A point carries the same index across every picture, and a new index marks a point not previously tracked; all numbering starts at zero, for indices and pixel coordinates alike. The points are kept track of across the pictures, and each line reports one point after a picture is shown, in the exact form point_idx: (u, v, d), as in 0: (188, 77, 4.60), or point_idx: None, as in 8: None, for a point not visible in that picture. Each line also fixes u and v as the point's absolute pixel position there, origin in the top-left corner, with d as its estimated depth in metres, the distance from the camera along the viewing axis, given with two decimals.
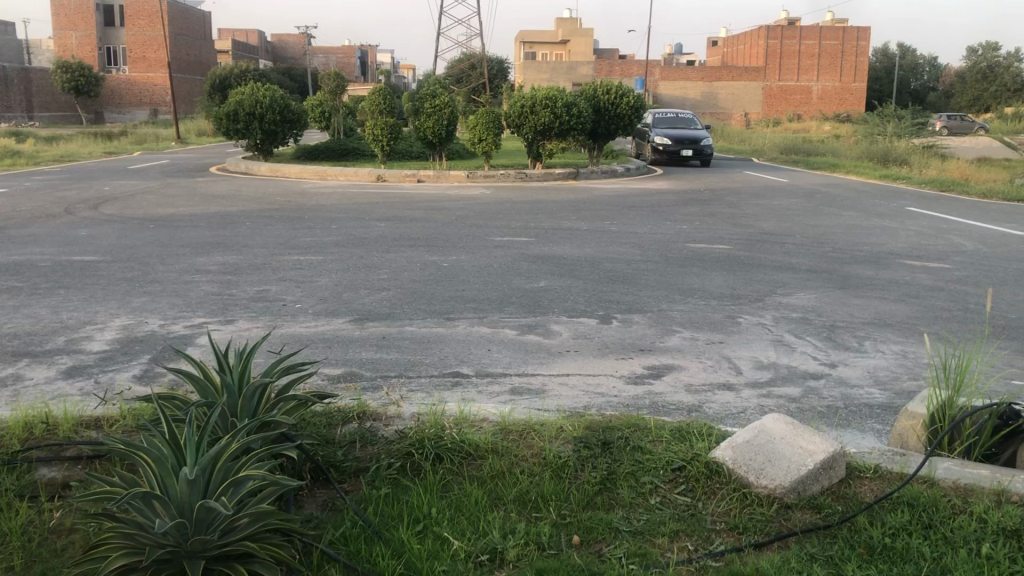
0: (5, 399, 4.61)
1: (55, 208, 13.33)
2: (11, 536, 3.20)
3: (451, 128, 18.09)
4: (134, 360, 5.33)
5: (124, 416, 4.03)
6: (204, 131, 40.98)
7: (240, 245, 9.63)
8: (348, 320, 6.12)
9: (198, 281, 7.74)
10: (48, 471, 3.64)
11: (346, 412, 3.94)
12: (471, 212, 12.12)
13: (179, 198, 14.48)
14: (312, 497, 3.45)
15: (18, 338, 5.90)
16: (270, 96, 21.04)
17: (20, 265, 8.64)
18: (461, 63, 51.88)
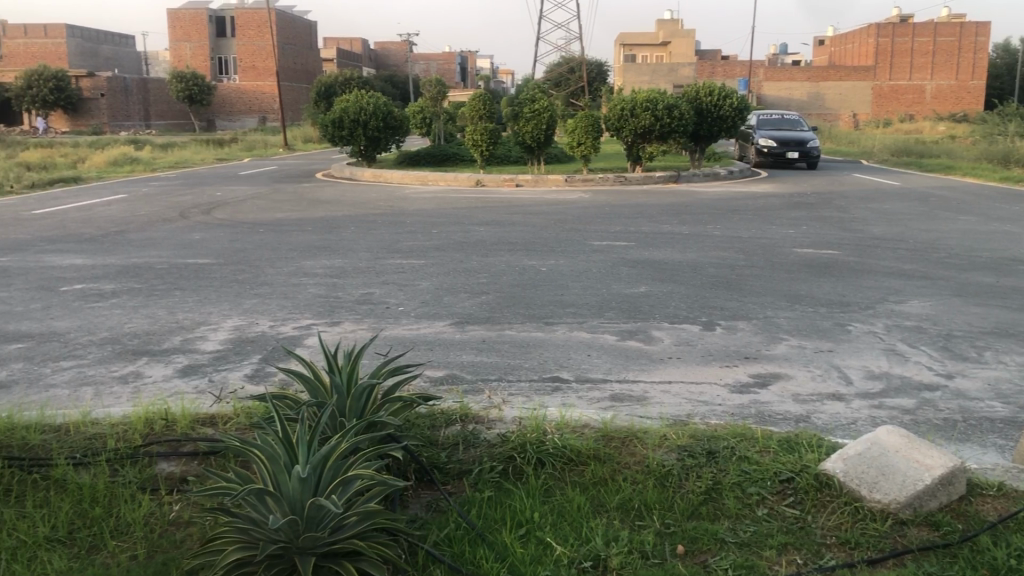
0: (126, 396, 4.84)
1: (172, 213, 13.94)
2: (135, 527, 3.37)
3: (550, 133, 18.13)
4: (246, 359, 5.53)
5: (237, 414, 4.17)
6: (309, 138, 42.21)
7: (345, 249, 9.88)
8: (450, 323, 6.20)
9: (306, 283, 7.97)
10: (166, 466, 3.79)
11: (449, 415, 3.99)
12: (571, 217, 12.12)
13: (287, 203, 14.94)
14: (417, 497, 3.51)
15: (139, 337, 6.21)
16: (374, 103, 21.51)
17: (139, 268, 9.06)
18: (559, 66, 51.97)
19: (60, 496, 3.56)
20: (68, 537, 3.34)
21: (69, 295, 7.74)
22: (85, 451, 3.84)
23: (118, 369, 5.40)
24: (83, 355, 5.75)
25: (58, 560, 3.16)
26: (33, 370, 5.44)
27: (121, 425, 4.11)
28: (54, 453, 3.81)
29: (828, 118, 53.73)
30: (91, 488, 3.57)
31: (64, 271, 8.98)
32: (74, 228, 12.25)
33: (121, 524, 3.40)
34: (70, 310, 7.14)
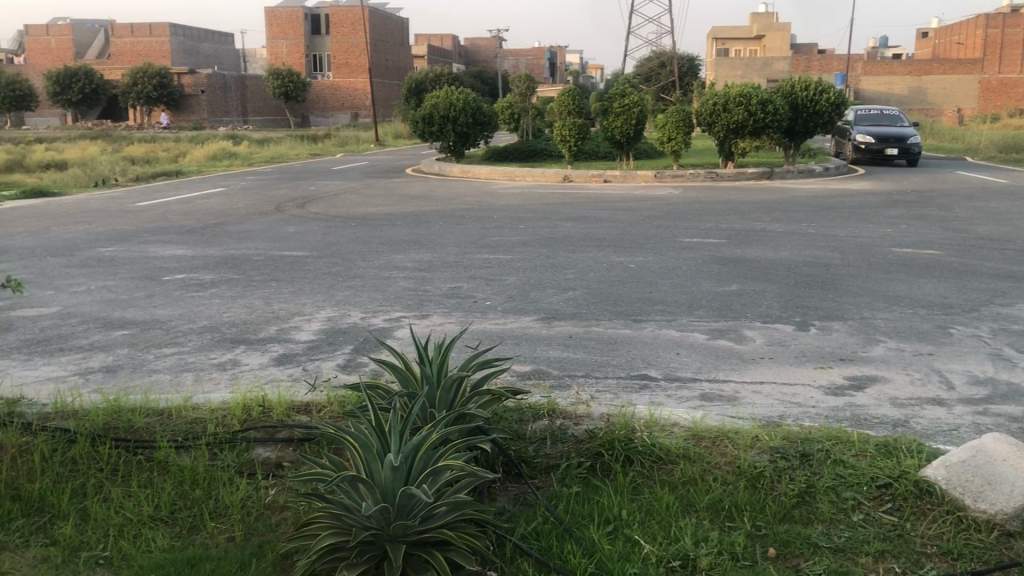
0: (225, 382, 5.02)
1: (268, 206, 14.34)
2: (233, 509, 3.49)
3: (640, 128, 17.96)
4: (338, 349, 5.66)
5: (332, 402, 4.27)
6: (400, 134, 42.83)
7: (434, 243, 9.99)
8: (537, 319, 6.21)
9: (395, 276, 8.09)
10: (263, 451, 3.90)
11: (537, 409, 3.99)
12: (661, 213, 12.00)
13: (377, 198, 15.21)
14: (504, 490, 3.53)
15: (236, 326, 6.41)
16: (464, 99, 21.71)
17: (236, 259, 9.36)
18: (649, 61, 51.50)
19: (164, 476, 3.70)
20: (171, 516, 3.49)
21: (171, 284, 8.04)
22: (186, 435, 3.98)
23: (217, 356, 5.59)
24: (185, 342, 5.97)
25: (162, 539, 3.30)
26: (138, 356, 5.67)
27: (220, 410, 4.26)
28: (157, 436, 3.95)
29: (930, 113, 51.26)
30: (192, 470, 3.70)
31: (166, 261, 9.33)
32: (176, 221, 12.72)
33: (220, 506, 3.52)
34: (172, 299, 7.42)
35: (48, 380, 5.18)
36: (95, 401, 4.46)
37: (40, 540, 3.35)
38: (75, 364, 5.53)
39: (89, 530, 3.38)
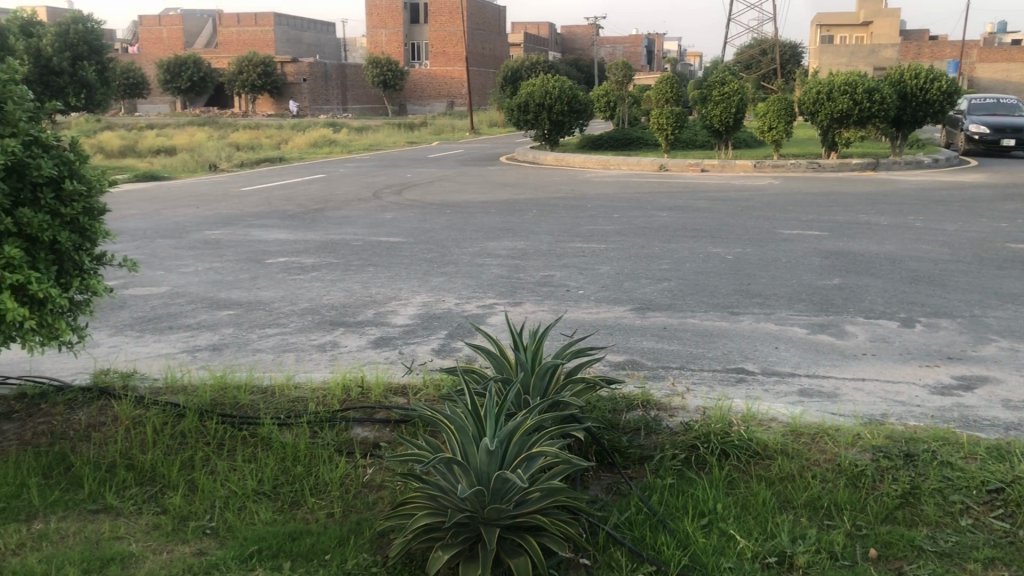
0: (325, 363, 5.16)
1: (366, 192, 14.63)
2: (331, 486, 3.59)
3: (739, 116, 17.60)
4: (433, 334, 5.75)
5: (427, 385, 4.36)
6: (494, 122, 43.01)
7: (528, 232, 10.03)
8: (631, 309, 6.18)
9: (490, 264, 8.16)
10: (361, 431, 3.99)
11: (630, 400, 3.97)
12: (760, 204, 11.74)
13: (473, 185, 15.34)
14: (597, 480, 3.54)
15: (335, 308, 6.58)
16: (560, 87, 21.68)
17: (336, 244, 9.58)
18: (750, 49, 50.24)
19: (266, 452, 3.82)
20: (273, 491, 3.61)
21: (274, 267, 8.28)
22: (288, 412, 4.11)
23: (317, 338, 5.75)
24: (287, 323, 6.16)
25: (265, 512, 3.42)
26: (243, 335, 5.89)
27: (320, 390, 4.38)
28: (261, 413, 4.09)
29: None
30: (293, 446, 3.81)
31: (269, 245, 9.62)
32: (278, 206, 13.08)
33: (320, 482, 3.63)
34: (275, 281, 7.64)
35: (159, 356, 5.42)
36: (203, 378, 4.65)
37: (151, 508, 3.51)
38: (184, 341, 5.77)
39: (197, 500, 3.53)
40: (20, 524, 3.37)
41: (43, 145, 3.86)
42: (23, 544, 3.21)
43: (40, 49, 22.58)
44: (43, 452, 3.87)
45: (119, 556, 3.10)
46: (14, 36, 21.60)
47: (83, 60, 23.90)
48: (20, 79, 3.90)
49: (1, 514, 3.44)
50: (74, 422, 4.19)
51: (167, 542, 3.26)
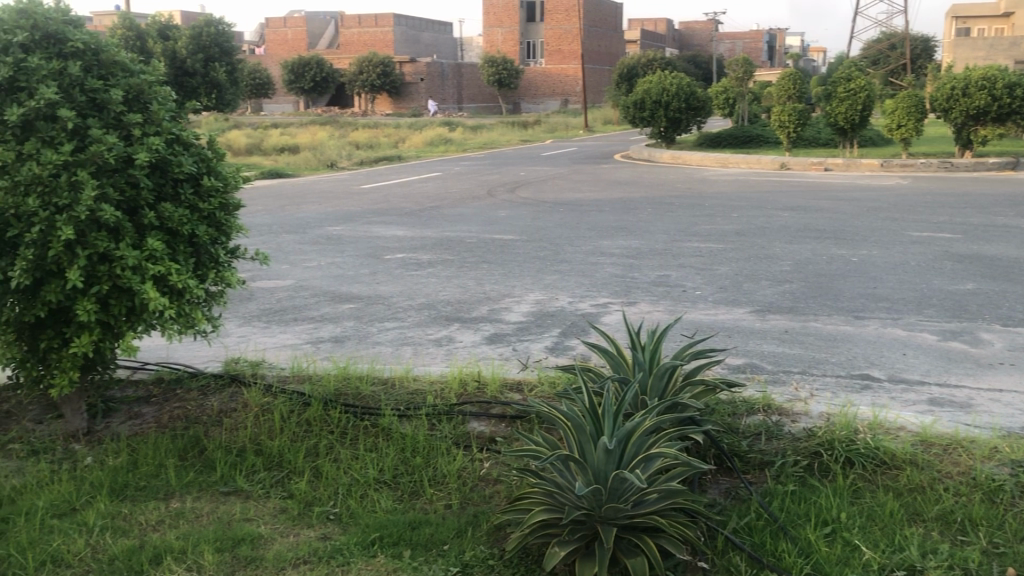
0: (442, 357, 5.26)
1: (481, 190, 14.80)
2: (449, 479, 3.66)
3: (866, 113, 16.97)
4: (546, 332, 5.77)
5: (543, 382, 4.39)
6: (609, 120, 42.80)
7: (643, 230, 9.95)
8: (750, 311, 6.05)
9: (604, 262, 8.13)
10: (477, 425, 4.05)
11: (751, 403, 3.89)
12: (887, 204, 11.29)
13: (587, 183, 15.31)
14: (715, 483, 3.49)
15: (451, 304, 6.68)
16: (677, 84, 21.41)
17: (452, 240, 9.74)
18: (879, 43, 48.29)
19: (386, 442, 3.92)
20: (393, 480, 3.70)
21: (392, 263, 8.49)
22: (408, 404, 4.22)
23: (433, 332, 5.86)
24: (404, 317, 6.31)
25: (386, 501, 3.52)
26: (363, 328, 6.06)
27: (438, 383, 4.48)
28: (382, 404, 4.20)
29: None
30: (412, 438, 3.90)
31: (388, 241, 9.86)
32: (396, 203, 13.37)
33: (438, 474, 3.70)
34: (393, 277, 7.83)
35: (286, 347, 5.63)
36: (326, 368, 4.81)
37: (278, 493, 3.66)
38: (308, 333, 5.97)
39: (322, 486, 3.66)
40: (159, 502, 3.57)
41: (184, 143, 4.06)
42: (162, 520, 3.40)
43: (176, 51, 23.79)
44: (179, 435, 4.08)
45: (250, 537, 3.24)
46: (153, 40, 22.77)
47: (215, 60, 25.10)
48: (163, 81, 4.13)
49: (142, 492, 3.65)
50: (207, 407, 4.40)
51: (293, 525, 3.39)
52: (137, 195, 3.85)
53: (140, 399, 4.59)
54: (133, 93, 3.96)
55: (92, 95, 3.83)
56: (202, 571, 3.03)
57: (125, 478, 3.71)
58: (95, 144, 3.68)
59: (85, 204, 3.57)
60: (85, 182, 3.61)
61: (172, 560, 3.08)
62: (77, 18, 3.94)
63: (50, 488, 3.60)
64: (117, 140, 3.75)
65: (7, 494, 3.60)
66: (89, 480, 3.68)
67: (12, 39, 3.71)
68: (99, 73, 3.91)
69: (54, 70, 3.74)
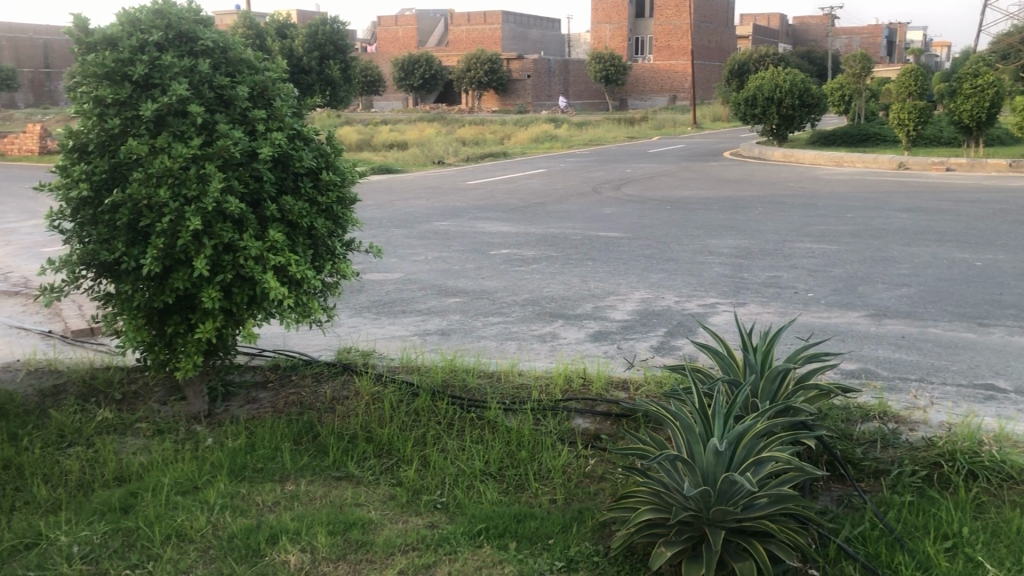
0: (546, 353, 5.28)
1: (586, 187, 14.77)
2: (555, 474, 3.68)
3: (994, 112, 16.16)
4: (653, 331, 5.72)
5: (649, 382, 4.36)
6: (719, 117, 41.95)
7: (753, 230, 9.74)
8: (865, 315, 5.85)
9: (711, 262, 8.01)
10: (582, 422, 4.05)
11: (866, 410, 3.76)
12: (1016, 207, 10.72)
13: (695, 181, 15.10)
14: (827, 490, 3.40)
15: (556, 300, 6.70)
16: (791, 79, 20.84)
17: (557, 237, 9.76)
18: (1010, 38, 45.87)
19: (493, 435, 3.96)
20: (498, 473, 3.74)
21: (498, 258, 8.56)
22: (513, 398, 4.25)
23: (538, 328, 5.89)
24: (509, 312, 6.36)
25: (492, 492, 3.56)
26: (468, 321, 6.14)
27: (543, 378, 4.50)
28: (488, 397, 4.25)
29: None
30: (518, 432, 3.92)
31: (494, 236, 9.95)
32: (502, 199, 13.46)
33: (543, 469, 3.73)
34: (498, 272, 7.89)
35: (395, 338, 5.76)
36: (434, 361, 4.89)
37: (388, 480, 3.75)
38: (415, 325, 6.09)
39: (429, 475, 3.73)
40: (274, 484, 3.70)
41: (305, 138, 4.20)
42: (278, 502, 3.53)
43: (293, 49, 24.56)
44: (294, 421, 4.22)
45: (360, 522, 3.33)
46: (271, 38, 23.50)
47: (329, 58, 25.80)
48: (286, 78, 4.28)
49: (259, 473, 3.79)
50: (321, 394, 4.54)
51: (402, 512, 3.47)
52: (260, 188, 4.01)
53: (257, 384, 4.78)
54: (258, 90, 4.12)
55: (220, 91, 4.00)
56: (316, 552, 3.13)
57: (243, 460, 3.86)
58: (221, 138, 3.84)
59: (212, 195, 3.74)
60: (212, 175, 3.78)
61: (287, 540, 3.19)
62: (208, 17, 4.12)
63: (175, 466, 3.78)
64: (243, 135, 3.91)
65: (136, 470, 3.81)
66: (211, 459, 3.84)
67: (148, 38, 3.90)
68: (226, 71, 4.07)
69: (185, 67, 3.91)
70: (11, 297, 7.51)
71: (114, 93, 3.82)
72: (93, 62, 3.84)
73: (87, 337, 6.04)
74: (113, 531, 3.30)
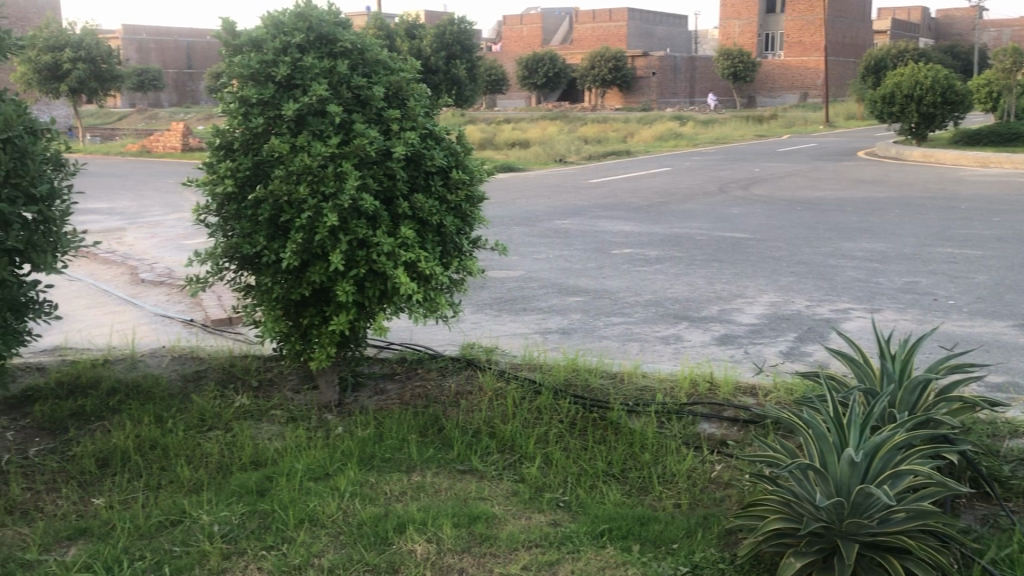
0: (671, 355, 5.21)
1: (712, 187, 14.48)
2: (679, 478, 3.64)
3: None
4: (782, 336, 5.56)
5: (778, 388, 4.25)
6: (853, 116, 40.39)
7: (888, 233, 9.34)
8: (1012, 325, 5.53)
9: (843, 266, 7.73)
10: (708, 427, 3.98)
11: (1015, 426, 3.56)
12: None
13: (826, 182, 14.59)
14: (970, 508, 3.24)
15: (680, 302, 6.61)
16: (933, 76, 19.85)
17: (682, 238, 9.62)
18: None
19: (616, 436, 3.94)
20: (621, 475, 3.72)
21: (620, 258, 8.51)
22: (637, 400, 4.21)
23: (661, 330, 5.83)
24: (631, 313, 6.31)
25: (615, 493, 3.55)
26: (590, 321, 6.13)
27: (668, 381, 4.45)
28: (611, 398, 4.23)
29: None
30: (641, 434, 3.88)
31: (617, 236, 9.89)
32: (625, 198, 13.35)
33: (667, 472, 3.69)
34: (620, 272, 7.84)
35: (517, 335, 5.80)
36: (557, 359, 4.91)
37: (511, 475, 3.78)
38: (537, 323, 6.13)
39: (552, 473, 3.74)
40: (401, 474, 3.80)
41: (436, 138, 4.28)
42: (405, 492, 3.63)
43: (421, 50, 25.05)
44: (420, 413, 4.32)
45: (484, 516, 3.37)
46: (400, 38, 24.02)
47: (456, 58, 26.24)
48: (419, 79, 4.36)
49: (387, 463, 3.89)
50: (446, 388, 4.62)
51: (525, 508, 3.49)
52: (393, 186, 4.12)
53: (385, 375, 4.92)
54: (392, 90, 4.22)
55: (357, 92, 4.12)
56: (442, 543, 3.20)
57: (372, 449, 3.97)
58: (358, 137, 3.96)
59: (348, 193, 3.87)
60: (348, 173, 3.90)
61: (414, 530, 3.27)
62: (346, 19, 4.24)
63: (307, 453, 3.92)
64: (378, 134, 4.02)
65: (272, 455, 3.97)
66: (341, 448, 3.97)
67: (291, 40, 4.06)
68: (364, 72, 4.19)
69: (325, 68, 4.05)
70: (157, 287, 7.96)
71: (258, 94, 3.99)
72: (240, 64, 4.03)
73: (226, 326, 6.35)
74: (250, 513, 3.46)
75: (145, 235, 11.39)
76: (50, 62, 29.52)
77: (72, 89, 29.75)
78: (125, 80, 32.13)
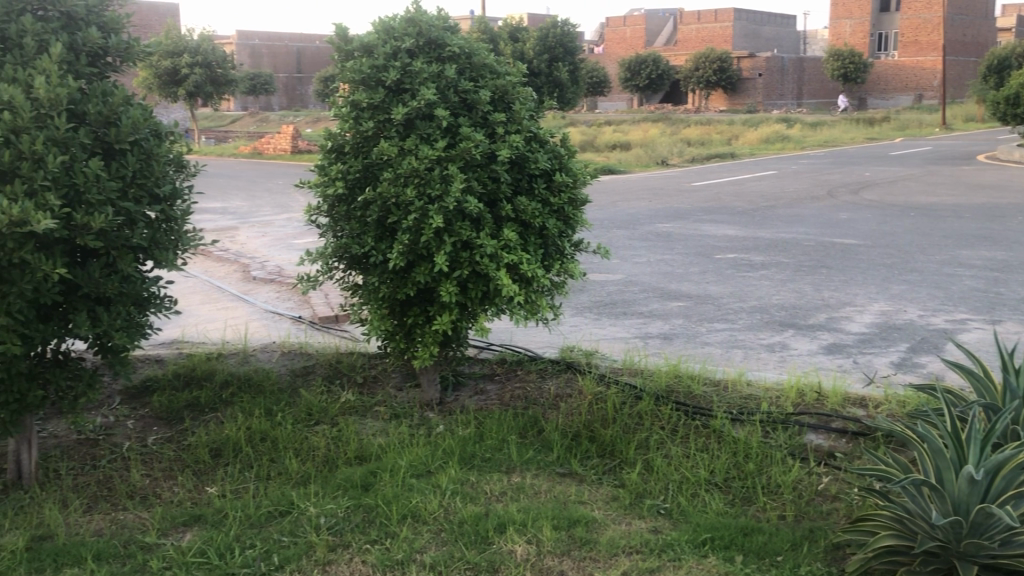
0: (777, 363, 5.10)
1: (820, 191, 14.08)
2: (784, 489, 3.56)
3: None
4: (893, 346, 5.37)
5: (890, 400, 4.10)
6: (971, 118, 38.62)
7: (1010, 241, 8.90)
8: None
9: (961, 274, 7.40)
10: (815, 438, 3.88)
11: None
12: None
13: (944, 186, 13.99)
14: None
15: (786, 309, 6.45)
16: None
17: (788, 243, 9.38)
18: None
19: (718, 444, 3.87)
20: (724, 483, 3.67)
21: (724, 263, 8.36)
22: (741, 408, 4.13)
23: (766, 337, 5.71)
24: (735, 320, 6.19)
25: (718, 502, 3.50)
26: (692, 327, 6.05)
27: (773, 390, 4.34)
28: (714, 405, 4.16)
29: None
30: (745, 443, 3.81)
31: (720, 240, 9.72)
32: (729, 201, 13.11)
33: (772, 483, 3.61)
34: (723, 277, 7.71)
35: (618, 339, 5.78)
36: (658, 364, 4.87)
37: (611, 480, 3.77)
38: (638, 328, 6.09)
39: (652, 480, 3.70)
40: (501, 474, 3.83)
41: (541, 141, 4.29)
42: (505, 492, 3.66)
43: (524, 53, 25.17)
44: (520, 414, 4.35)
45: (584, 519, 3.37)
46: (504, 41, 24.20)
47: (558, 60, 26.31)
48: (524, 81, 4.38)
49: (487, 463, 3.93)
50: (546, 391, 4.64)
51: (625, 514, 3.48)
52: (497, 189, 4.16)
53: (485, 376, 4.96)
54: (498, 94, 4.25)
55: (464, 96, 4.17)
56: (541, 545, 3.21)
57: (472, 449, 4.01)
58: (464, 141, 4.01)
59: (453, 195, 3.92)
60: (454, 176, 3.95)
61: (514, 531, 3.29)
62: (454, 24, 4.30)
63: (410, 450, 3.99)
64: (483, 137, 4.06)
65: (375, 451, 4.06)
66: (442, 446, 4.02)
67: (401, 45, 4.15)
68: (470, 75, 4.24)
69: (433, 72, 4.11)
70: (267, 284, 8.25)
71: (369, 98, 4.09)
72: (353, 69, 4.14)
73: (332, 324, 6.53)
74: (355, 507, 3.54)
75: (257, 234, 11.80)
76: (170, 68, 30.89)
77: (190, 93, 31.04)
78: (240, 84, 33.34)
